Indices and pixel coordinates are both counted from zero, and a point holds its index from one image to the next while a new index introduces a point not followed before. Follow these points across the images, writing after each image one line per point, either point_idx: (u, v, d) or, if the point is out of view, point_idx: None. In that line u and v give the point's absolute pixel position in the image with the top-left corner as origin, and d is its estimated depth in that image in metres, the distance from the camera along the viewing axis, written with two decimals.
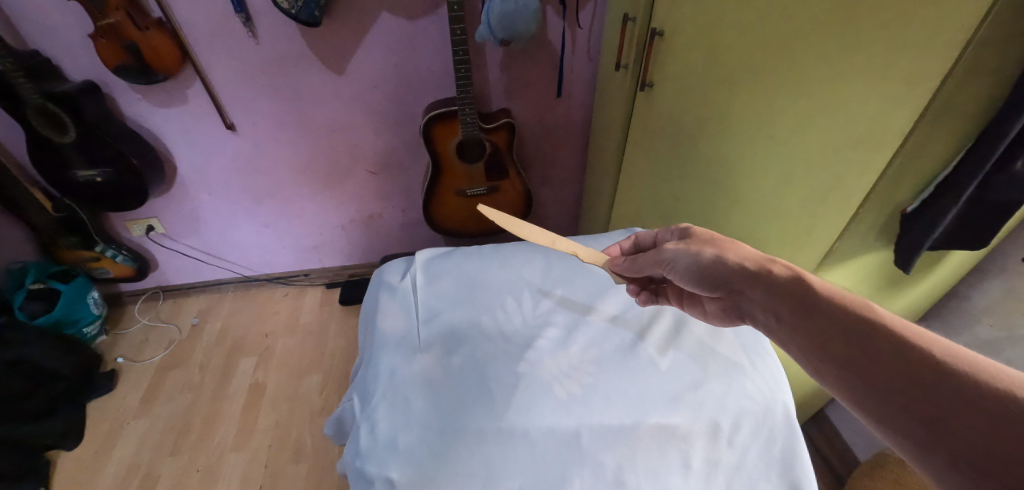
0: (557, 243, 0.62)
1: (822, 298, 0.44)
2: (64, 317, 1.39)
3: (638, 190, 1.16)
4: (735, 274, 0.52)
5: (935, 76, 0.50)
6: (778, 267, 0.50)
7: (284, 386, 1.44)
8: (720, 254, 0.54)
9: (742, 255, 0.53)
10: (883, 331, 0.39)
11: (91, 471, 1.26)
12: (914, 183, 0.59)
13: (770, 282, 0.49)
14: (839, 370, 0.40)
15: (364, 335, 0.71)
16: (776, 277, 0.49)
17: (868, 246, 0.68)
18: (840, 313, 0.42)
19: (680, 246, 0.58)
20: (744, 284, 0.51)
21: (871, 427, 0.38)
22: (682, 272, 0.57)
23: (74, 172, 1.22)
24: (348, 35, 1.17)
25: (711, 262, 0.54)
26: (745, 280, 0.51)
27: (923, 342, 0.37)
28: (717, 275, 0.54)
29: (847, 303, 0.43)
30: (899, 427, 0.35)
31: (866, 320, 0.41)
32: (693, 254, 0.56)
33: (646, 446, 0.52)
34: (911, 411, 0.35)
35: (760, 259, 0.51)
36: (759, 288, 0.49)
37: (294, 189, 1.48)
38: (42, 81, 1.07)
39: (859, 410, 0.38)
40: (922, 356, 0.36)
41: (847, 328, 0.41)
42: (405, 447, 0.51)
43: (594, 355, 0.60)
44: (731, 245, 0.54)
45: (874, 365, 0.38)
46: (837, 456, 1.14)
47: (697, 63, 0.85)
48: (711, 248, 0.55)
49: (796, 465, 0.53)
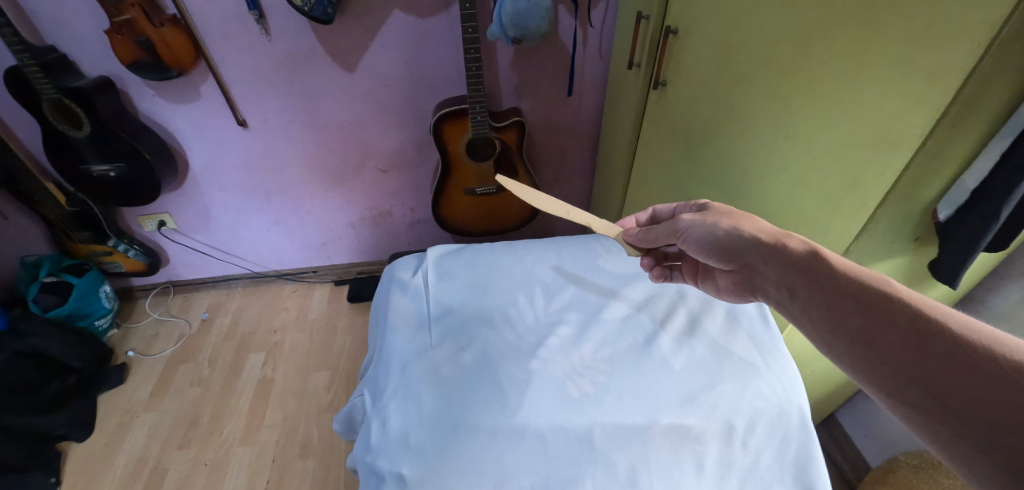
0: (571, 215, 0.63)
1: (837, 273, 0.45)
2: (76, 310, 1.40)
3: (651, 190, 1.15)
4: (750, 247, 0.52)
5: (961, 74, 0.49)
6: (791, 240, 0.50)
7: (293, 382, 1.45)
8: (735, 226, 0.55)
9: (758, 228, 0.53)
10: (899, 305, 0.40)
11: (101, 462, 1.27)
12: (932, 184, 0.58)
13: (784, 256, 0.49)
14: (849, 341, 0.41)
15: (374, 332, 0.71)
16: (788, 250, 0.49)
17: (886, 249, 0.67)
18: (856, 288, 0.43)
19: (696, 218, 0.59)
20: (759, 258, 0.51)
21: (882, 401, 0.38)
22: (695, 243, 0.58)
23: (88, 167, 1.23)
24: (360, 33, 1.17)
25: (726, 234, 0.55)
26: (759, 255, 0.51)
27: (938, 313, 0.38)
28: (733, 248, 0.54)
29: (862, 277, 0.43)
30: (907, 398, 0.36)
31: (879, 293, 0.41)
32: (709, 225, 0.57)
33: (660, 446, 0.51)
34: (921, 382, 0.35)
35: (774, 233, 0.52)
36: (773, 262, 0.50)
37: (304, 186, 1.49)
38: (58, 77, 1.08)
39: (869, 382, 0.39)
40: (934, 328, 0.37)
41: (863, 302, 0.41)
42: (417, 444, 0.51)
43: (607, 354, 0.60)
44: (747, 218, 0.55)
45: (889, 337, 0.38)
46: (848, 462, 1.12)
47: (711, 61, 0.84)
48: (728, 220, 0.56)
49: (810, 469, 0.51)
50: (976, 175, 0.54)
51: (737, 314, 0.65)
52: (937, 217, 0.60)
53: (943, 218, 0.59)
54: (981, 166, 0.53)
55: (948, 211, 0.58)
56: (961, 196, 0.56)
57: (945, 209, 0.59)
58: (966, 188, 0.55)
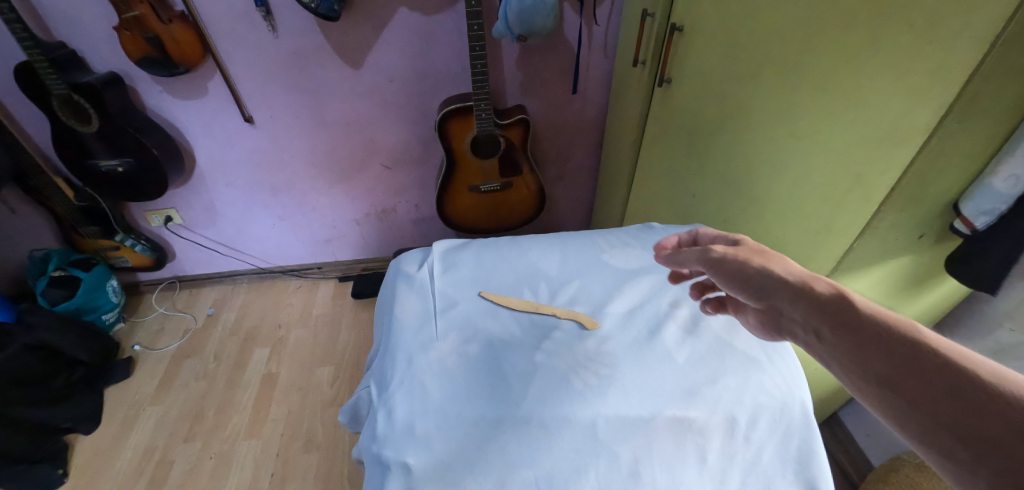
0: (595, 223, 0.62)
1: (868, 317, 0.37)
2: (84, 304, 1.42)
3: (656, 188, 1.16)
4: (777, 287, 0.43)
5: (964, 71, 0.49)
6: (817, 282, 0.42)
7: (297, 377, 1.45)
8: (765, 264, 0.45)
9: (788, 269, 0.44)
10: (939, 359, 0.33)
11: (108, 454, 1.28)
12: (937, 183, 0.58)
13: (811, 299, 0.41)
14: (880, 389, 0.34)
15: (380, 323, 0.71)
16: (816, 295, 0.41)
17: (891, 247, 0.67)
18: (889, 335, 0.36)
19: (726, 250, 0.49)
20: (784, 300, 0.42)
21: (931, 467, 0.32)
22: (722, 279, 0.48)
23: (97, 161, 1.24)
24: (366, 30, 1.18)
25: (754, 272, 0.45)
26: (786, 296, 0.42)
27: (990, 372, 0.31)
28: (759, 286, 0.45)
29: (899, 325, 0.36)
30: (964, 469, 0.29)
31: (916, 344, 0.34)
32: (738, 261, 0.47)
33: (663, 439, 0.52)
34: (976, 449, 0.29)
35: (797, 273, 0.44)
36: (800, 305, 0.41)
37: (310, 183, 1.50)
38: (67, 72, 1.09)
39: (912, 443, 0.32)
40: (987, 389, 0.30)
41: (900, 352, 0.34)
42: (423, 434, 0.51)
43: (611, 348, 0.60)
44: (778, 258, 0.46)
45: (930, 394, 0.32)
46: (851, 462, 1.12)
47: (717, 58, 0.84)
48: (758, 258, 0.46)
49: (812, 462, 0.52)
50: (1008, 181, 0.52)
51: None
52: (975, 225, 0.57)
53: (982, 226, 0.57)
54: (1013, 171, 0.52)
55: (988, 220, 0.56)
56: (1004, 204, 0.54)
57: (983, 216, 0.56)
58: (1008, 194, 0.53)
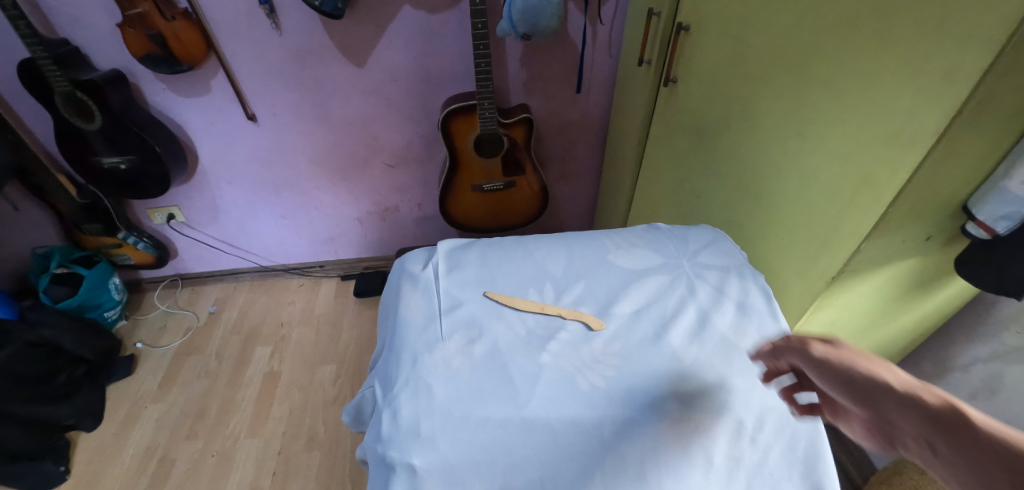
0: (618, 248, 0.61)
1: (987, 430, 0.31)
2: (86, 302, 1.41)
3: (660, 188, 1.15)
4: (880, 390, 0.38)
5: (977, 69, 0.47)
6: (928, 392, 0.36)
7: (299, 375, 1.45)
8: (869, 368, 0.41)
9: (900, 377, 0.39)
10: None
11: (110, 451, 1.28)
12: (945, 182, 0.58)
13: (919, 407, 0.35)
14: None
15: (384, 323, 0.71)
16: (918, 406, 0.35)
17: (898, 248, 0.66)
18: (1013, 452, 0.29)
19: (828, 350, 0.45)
20: (888, 406, 0.37)
21: None
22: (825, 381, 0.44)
23: (100, 159, 1.24)
24: (370, 28, 1.18)
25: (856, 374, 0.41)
26: (890, 402, 0.37)
27: None
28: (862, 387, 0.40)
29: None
30: None
31: None
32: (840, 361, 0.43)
33: (668, 442, 0.51)
34: None
35: (908, 382, 0.38)
36: (907, 414, 0.35)
37: (312, 181, 1.49)
38: (70, 69, 1.09)
39: None
40: None
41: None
42: (429, 435, 0.51)
43: (617, 349, 0.60)
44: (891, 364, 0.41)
45: None
46: (853, 464, 1.12)
47: (724, 58, 0.84)
48: (865, 361, 0.42)
49: (820, 466, 0.51)
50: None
51: (746, 311, 0.64)
52: (996, 229, 0.56)
53: (1003, 230, 0.56)
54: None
55: (1009, 224, 0.55)
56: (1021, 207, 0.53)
57: (1003, 221, 0.55)
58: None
